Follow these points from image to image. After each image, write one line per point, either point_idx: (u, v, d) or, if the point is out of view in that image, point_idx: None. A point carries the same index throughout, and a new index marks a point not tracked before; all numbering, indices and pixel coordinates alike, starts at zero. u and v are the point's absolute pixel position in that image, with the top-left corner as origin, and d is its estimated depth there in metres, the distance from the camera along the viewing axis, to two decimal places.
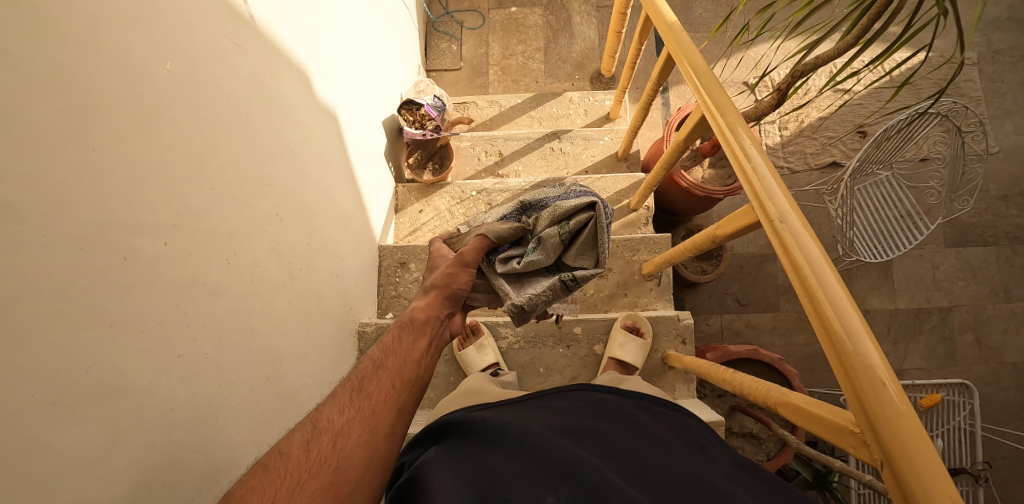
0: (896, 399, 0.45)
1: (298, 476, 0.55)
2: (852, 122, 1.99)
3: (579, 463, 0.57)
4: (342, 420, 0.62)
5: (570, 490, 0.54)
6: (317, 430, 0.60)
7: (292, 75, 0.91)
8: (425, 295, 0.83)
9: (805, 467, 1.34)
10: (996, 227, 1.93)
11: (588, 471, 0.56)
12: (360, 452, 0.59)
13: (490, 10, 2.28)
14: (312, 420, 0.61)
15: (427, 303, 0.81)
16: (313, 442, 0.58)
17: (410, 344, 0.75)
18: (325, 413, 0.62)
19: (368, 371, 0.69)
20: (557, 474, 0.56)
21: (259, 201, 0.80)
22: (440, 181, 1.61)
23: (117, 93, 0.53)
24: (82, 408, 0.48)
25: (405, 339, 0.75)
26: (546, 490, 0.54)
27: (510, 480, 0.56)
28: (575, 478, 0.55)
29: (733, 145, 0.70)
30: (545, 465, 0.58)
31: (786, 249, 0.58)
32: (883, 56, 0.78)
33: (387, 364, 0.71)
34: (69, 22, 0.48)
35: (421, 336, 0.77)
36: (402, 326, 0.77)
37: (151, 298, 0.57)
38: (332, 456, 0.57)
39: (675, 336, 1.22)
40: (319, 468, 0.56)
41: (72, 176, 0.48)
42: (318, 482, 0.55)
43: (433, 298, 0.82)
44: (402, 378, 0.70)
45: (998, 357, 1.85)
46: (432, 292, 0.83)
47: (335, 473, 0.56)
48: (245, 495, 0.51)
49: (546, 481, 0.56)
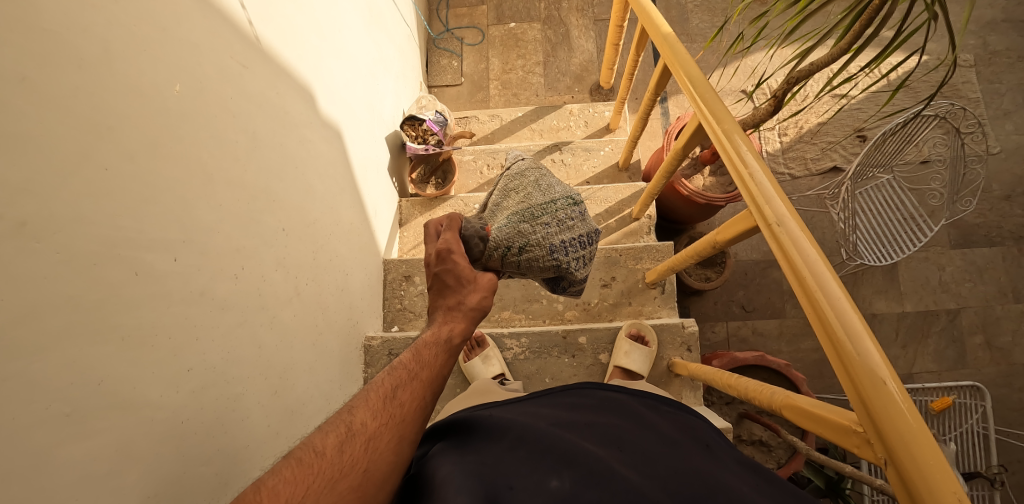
0: (900, 402, 0.45)
1: (330, 475, 0.53)
2: (851, 126, 2.01)
3: (584, 450, 0.58)
4: (374, 426, 0.60)
5: (575, 474, 0.55)
6: (350, 433, 0.58)
7: (298, 95, 0.94)
8: (458, 315, 0.79)
9: (816, 475, 1.33)
10: (1000, 227, 1.92)
11: (596, 458, 0.57)
12: (391, 457, 0.58)
13: (490, 26, 2.33)
14: (344, 421, 0.60)
15: (462, 325, 0.78)
16: (346, 444, 0.57)
17: (442, 362, 0.72)
18: (359, 416, 0.60)
19: (402, 381, 0.66)
20: (560, 458, 0.58)
21: (266, 217, 0.81)
22: (443, 195, 1.64)
23: (129, 115, 0.55)
24: (94, 421, 0.49)
25: (439, 359, 0.73)
26: (550, 474, 0.56)
27: (515, 469, 0.57)
28: (580, 462, 0.56)
29: (729, 152, 0.72)
30: (550, 452, 0.59)
31: (783, 250, 0.59)
32: (877, 60, 0.78)
33: (420, 376, 0.68)
34: (84, 45, 0.50)
35: (454, 357, 0.74)
36: (442, 349, 0.74)
37: (162, 312, 0.58)
38: (363, 458, 0.56)
39: (679, 343, 1.22)
40: (350, 469, 0.55)
41: (85, 195, 0.49)
42: (348, 482, 0.54)
43: (468, 322, 0.79)
44: (432, 392, 0.68)
45: (1009, 359, 1.83)
46: (468, 314, 0.80)
47: (365, 475, 0.55)
48: (277, 485, 0.50)
49: (549, 467, 0.57)
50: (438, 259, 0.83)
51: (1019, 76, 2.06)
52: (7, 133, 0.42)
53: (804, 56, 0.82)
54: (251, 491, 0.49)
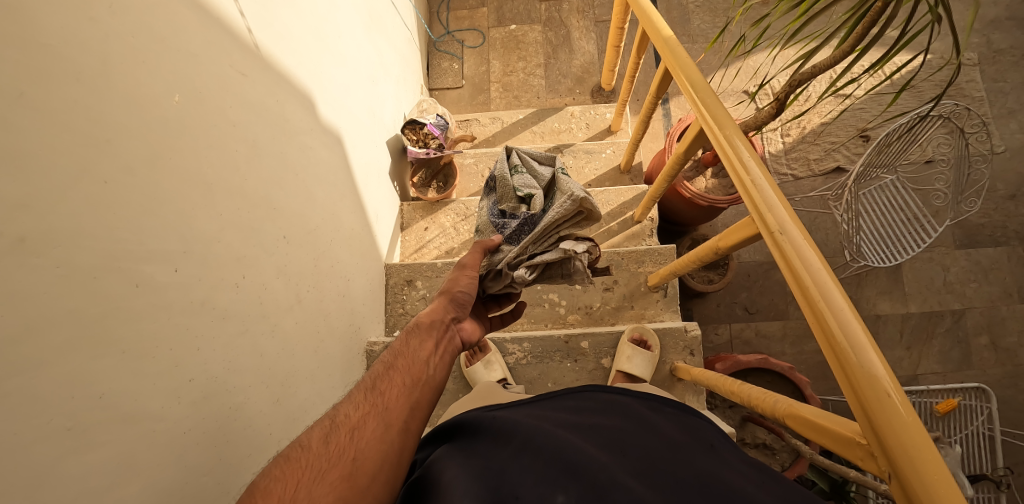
0: (903, 413, 0.45)
1: (318, 466, 0.53)
2: (854, 126, 1.99)
3: (590, 461, 0.57)
4: (358, 415, 0.60)
5: (580, 488, 0.54)
6: (334, 425, 0.59)
7: (298, 101, 0.94)
8: (431, 303, 0.82)
9: (821, 478, 1.33)
10: (1005, 227, 1.91)
11: (598, 468, 0.57)
12: (378, 446, 0.57)
13: (490, 28, 2.32)
14: (329, 416, 0.60)
15: (432, 308, 0.80)
16: (332, 435, 0.57)
17: (417, 346, 0.72)
18: (342, 409, 0.61)
19: (380, 372, 0.67)
20: (567, 467, 0.57)
21: (266, 225, 0.81)
22: (445, 199, 1.64)
23: (127, 127, 0.55)
24: (96, 434, 0.49)
25: (412, 341, 0.73)
26: (555, 489, 0.54)
27: (520, 479, 0.56)
28: (586, 474, 0.56)
29: (731, 156, 0.71)
30: (555, 461, 0.58)
31: (786, 258, 0.59)
32: (882, 62, 0.76)
33: (397, 364, 0.69)
34: (82, 59, 0.50)
35: (427, 339, 0.74)
36: (409, 332, 0.75)
37: (163, 323, 0.58)
38: (350, 448, 0.56)
39: (682, 348, 1.21)
40: (338, 459, 0.54)
41: (85, 209, 0.50)
42: (337, 472, 0.53)
43: (438, 303, 0.80)
44: (411, 376, 0.67)
45: (1015, 360, 1.81)
46: (438, 297, 0.82)
47: (354, 464, 0.54)
48: (268, 485, 0.50)
49: (555, 476, 0.56)
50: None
51: None
52: (5, 149, 0.42)
53: (806, 59, 0.81)
54: (247, 494, 0.49)
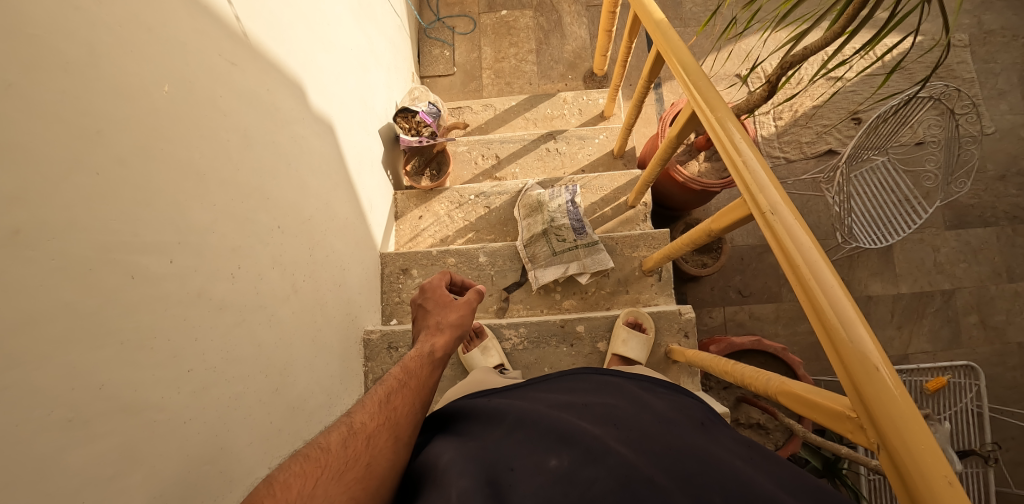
0: (891, 385, 0.46)
1: (336, 467, 0.53)
2: (846, 108, 2.01)
3: (582, 429, 0.59)
4: (373, 424, 0.59)
5: (574, 452, 0.56)
6: (351, 431, 0.58)
7: (288, 89, 0.93)
8: (439, 333, 0.77)
9: (814, 456, 1.38)
10: (995, 207, 1.93)
11: (592, 437, 0.58)
12: (390, 454, 0.57)
13: (481, 14, 2.29)
14: (344, 423, 0.59)
15: (443, 342, 0.75)
16: (349, 439, 0.56)
17: (427, 372, 0.70)
18: (358, 416, 0.59)
19: (393, 386, 0.65)
20: (560, 439, 0.59)
21: (260, 215, 0.81)
22: (439, 187, 1.62)
23: (115, 118, 0.54)
24: (97, 424, 0.49)
25: (422, 371, 0.69)
26: (549, 454, 0.57)
27: (517, 452, 0.59)
28: (578, 441, 0.57)
29: (722, 138, 0.71)
30: (549, 433, 0.60)
31: (778, 240, 0.59)
32: (872, 44, 0.72)
33: (409, 382, 0.66)
34: (69, 49, 0.49)
35: (437, 370, 0.72)
36: (420, 363, 0.71)
37: (159, 314, 0.58)
38: (364, 453, 0.55)
39: (676, 330, 1.23)
40: (354, 462, 0.54)
41: (78, 198, 0.49)
42: (353, 474, 0.53)
43: (448, 338, 0.76)
44: (421, 399, 0.65)
45: (1003, 338, 1.85)
46: (448, 331, 0.78)
47: (368, 469, 0.54)
48: (288, 480, 0.49)
49: (549, 447, 0.58)
50: (421, 293, 0.86)
51: (1015, 55, 2.05)
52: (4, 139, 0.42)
53: (795, 42, 0.78)
54: (264, 487, 0.48)
